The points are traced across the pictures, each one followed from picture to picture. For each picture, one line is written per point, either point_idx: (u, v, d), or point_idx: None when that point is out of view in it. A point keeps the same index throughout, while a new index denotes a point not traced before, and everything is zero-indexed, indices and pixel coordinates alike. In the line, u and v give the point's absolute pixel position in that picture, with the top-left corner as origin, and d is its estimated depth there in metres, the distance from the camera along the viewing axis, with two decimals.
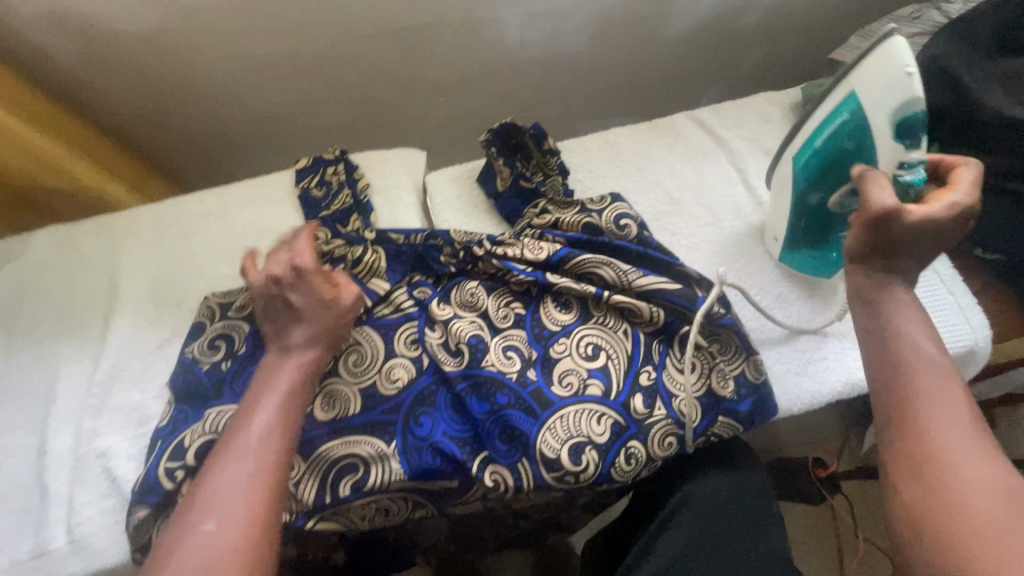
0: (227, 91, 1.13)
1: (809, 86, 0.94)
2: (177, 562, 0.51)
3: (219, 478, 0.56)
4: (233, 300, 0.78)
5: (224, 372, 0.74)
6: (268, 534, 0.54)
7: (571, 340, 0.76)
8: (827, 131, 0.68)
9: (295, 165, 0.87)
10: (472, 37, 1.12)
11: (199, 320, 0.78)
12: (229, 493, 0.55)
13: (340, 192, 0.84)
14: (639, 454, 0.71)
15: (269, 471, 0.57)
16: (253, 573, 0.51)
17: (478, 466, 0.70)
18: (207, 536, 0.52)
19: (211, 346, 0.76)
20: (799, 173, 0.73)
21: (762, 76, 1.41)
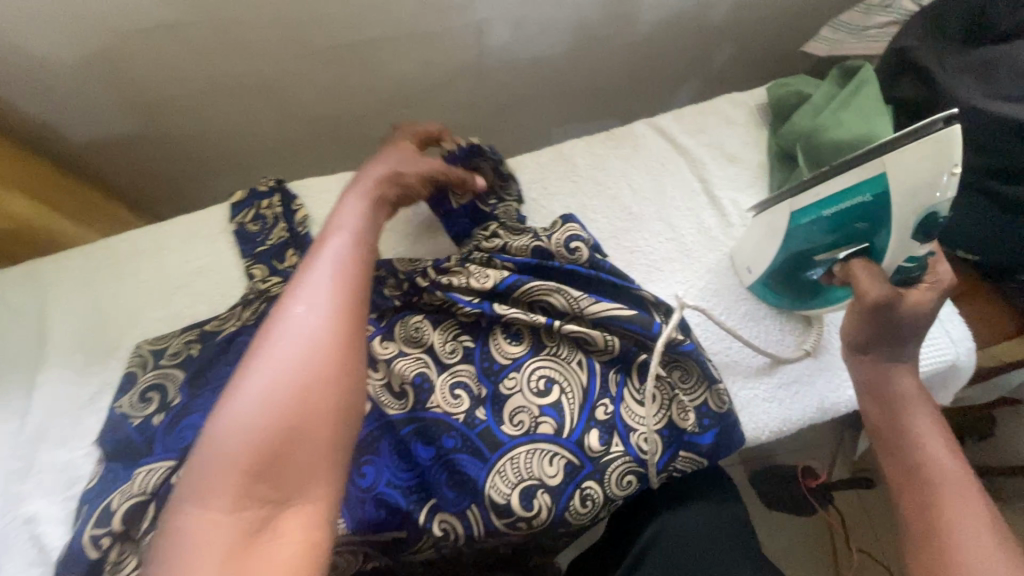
0: (171, 122, 1.07)
1: (776, 86, 0.88)
2: (265, 354, 0.51)
3: (301, 284, 0.56)
4: (166, 347, 0.74)
5: (155, 427, 0.69)
6: (355, 327, 0.55)
7: (522, 374, 0.70)
8: (842, 206, 0.58)
9: (230, 200, 0.83)
10: (424, 51, 1.06)
11: (132, 370, 0.74)
12: (314, 289, 0.55)
13: (276, 226, 0.80)
14: (595, 495, 0.66)
15: (352, 273, 0.58)
16: (348, 351, 0.53)
17: (425, 516, 0.66)
18: (301, 319, 0.53)
19: (142, 400, 0.71)
20: (794, 233, 0.64)
21: (738, 69, 1.34)
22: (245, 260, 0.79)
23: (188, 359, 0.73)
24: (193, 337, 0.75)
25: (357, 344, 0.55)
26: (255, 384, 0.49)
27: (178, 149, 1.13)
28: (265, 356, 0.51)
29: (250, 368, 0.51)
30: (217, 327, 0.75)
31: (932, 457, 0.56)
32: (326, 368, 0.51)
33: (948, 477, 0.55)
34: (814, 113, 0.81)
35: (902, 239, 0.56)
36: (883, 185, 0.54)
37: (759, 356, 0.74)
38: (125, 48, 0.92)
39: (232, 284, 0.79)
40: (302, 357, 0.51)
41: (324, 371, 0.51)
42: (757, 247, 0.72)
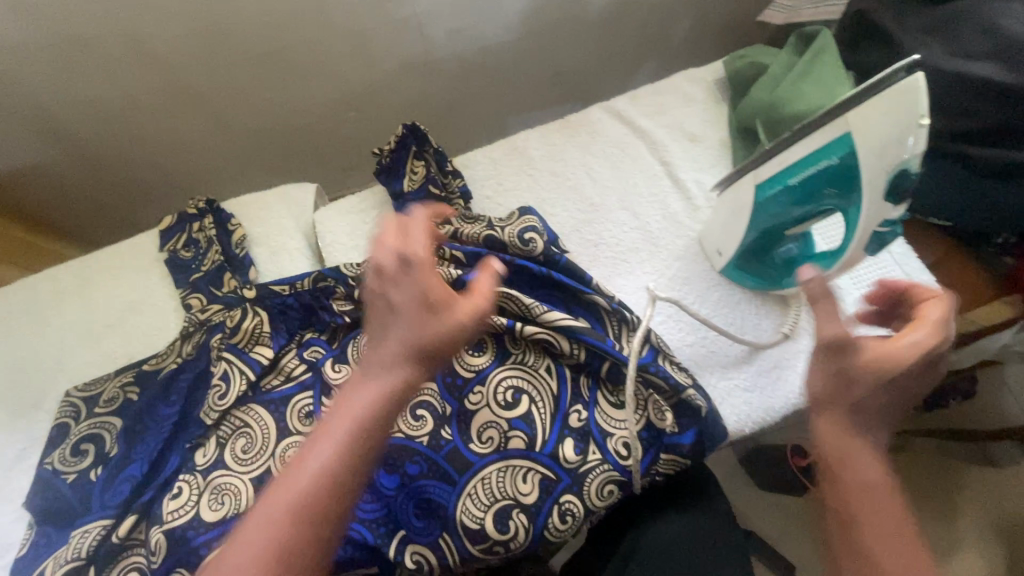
0: (98, 146, 0.99)
1: (733, 57, 0.84)
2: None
3: (255, 524, 0.43)
4: (99, 392, 0.68)
5: (91, 484, 0.63)
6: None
7: (487, 387, 0.66)
8: (806, 172, 0.54)
9: (159, 226, 0.76)
10: (364, 49, 1.00)
11: (62, 421, 0.67)
12: (248, 551, 0.42)
13: (210, 249, 0.73)
14: (575, 510, 0.61)
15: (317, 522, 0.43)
16: None
17: (395, 549, 0.61)
18: None
19: (75, 453, 0.64)
20: (762, 206, 0.60)
21: (698, 42, 1.30)
22: (180, 289, 0.73)
23: (125, 404, 0.67)
24: (129, 380, 0.68)
25: None
26: None
27: (111, 174, 1.05)
28: None
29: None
30: (156, 366, 0.69)
31: (869, 504, 0.50)
32: None
33: (885, 521, 0.49)
34: (773, 84, 0.77)
35: (875, 202, 0.52)
36: (848, 146, 0.50)
37: (735, 344, 0.71)
38: (30, 67, 0.85)
39: (169, 317, 0.73)
40: None
41: None
42: (726, 230, 0.68)
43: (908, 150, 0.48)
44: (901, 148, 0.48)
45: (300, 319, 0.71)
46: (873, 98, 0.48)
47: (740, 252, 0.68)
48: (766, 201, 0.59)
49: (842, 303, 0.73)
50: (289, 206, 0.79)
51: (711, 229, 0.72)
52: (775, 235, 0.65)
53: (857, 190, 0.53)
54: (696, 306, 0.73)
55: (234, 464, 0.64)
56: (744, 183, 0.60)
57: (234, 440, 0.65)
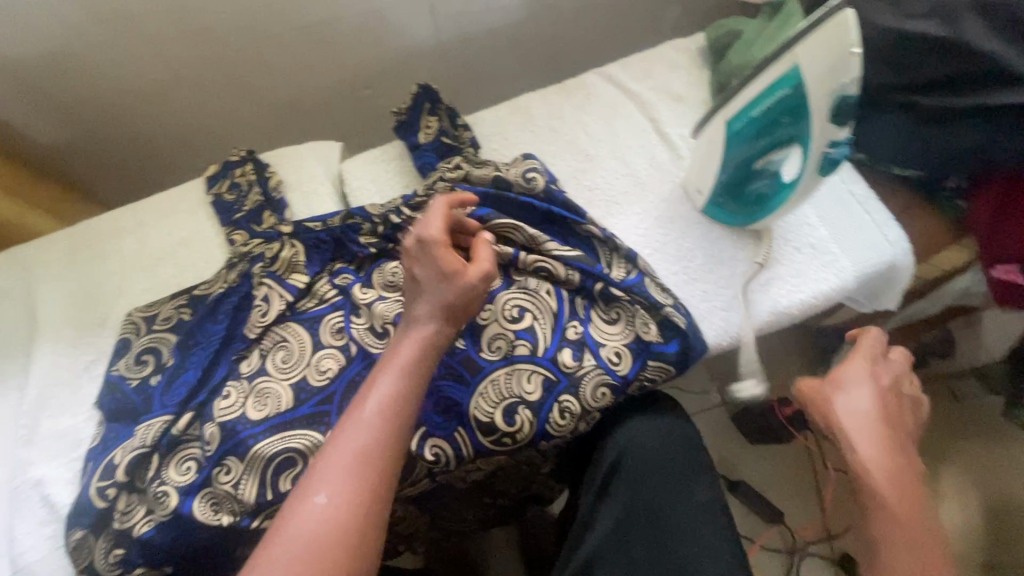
0: (142, 114, 1.10)
1: (713, 28, 0.94)
2: (281, 540, 0.50)
3: (332, 455, 0.53)
4: (158, 311, 0.77)
5: (153, 387, 0.72)
6: (373, 521, 0.52)
7: (496, 305, 0.74)
8: (764, 104, 0.64)
9: (205, 173, 0.86)
10: (382, 28, 1.10)
11: (125, 336, 0.76)
12: (334, 472, 0.52)
13: (251, 192, 0.83)
14: (572, 408, 0.70)
15: (382, 445, 0.55)
16: (359, 541, 0.50)
17: (416, 443, 0.70)
18: (322, 508, 0.51)
19: (138, 362, 0.74)
20: (732, 139, 0.70)
21: (687, 28, 1.40)
22: (224, 227, 0.83)
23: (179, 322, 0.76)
24: (182, 303, 0.77)
25: (374, 528, 0.52)
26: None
27: (151, 142, 1.16)
28: (279, 547, 0.49)
29: (268, 550, 0.49)
30: (204, 292, 0.78)
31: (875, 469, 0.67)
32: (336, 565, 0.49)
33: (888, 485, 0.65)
34: (747, 47, 0.87)
35: (823, 127, 0.61)
36: (796, 76, 0.60)
37: (713, 272, 0.80)
38: (86, 40, 0.95)
39: (214, 251, 0.82)
40: (311, 553, 0.49)
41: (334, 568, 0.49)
42: (707, 169, 0.78)
43: (844, 76, 0.57)
44: (839, 75, 0.57)
45: (331, 250, 0.80)
46: (815, 33, 0.57)
47: (718, 187, 0.78)
48: (734, 136, 0.69)
49: (810, 236, 0.82)
50: (319, 158, 0.89)
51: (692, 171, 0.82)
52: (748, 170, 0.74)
53: (807, 116, 0.62)
54: (680, 240, 0.82)
55: (276, 371, 0.72)
56: (716, 121, 0.71)
57: (275, 351, 0.74)
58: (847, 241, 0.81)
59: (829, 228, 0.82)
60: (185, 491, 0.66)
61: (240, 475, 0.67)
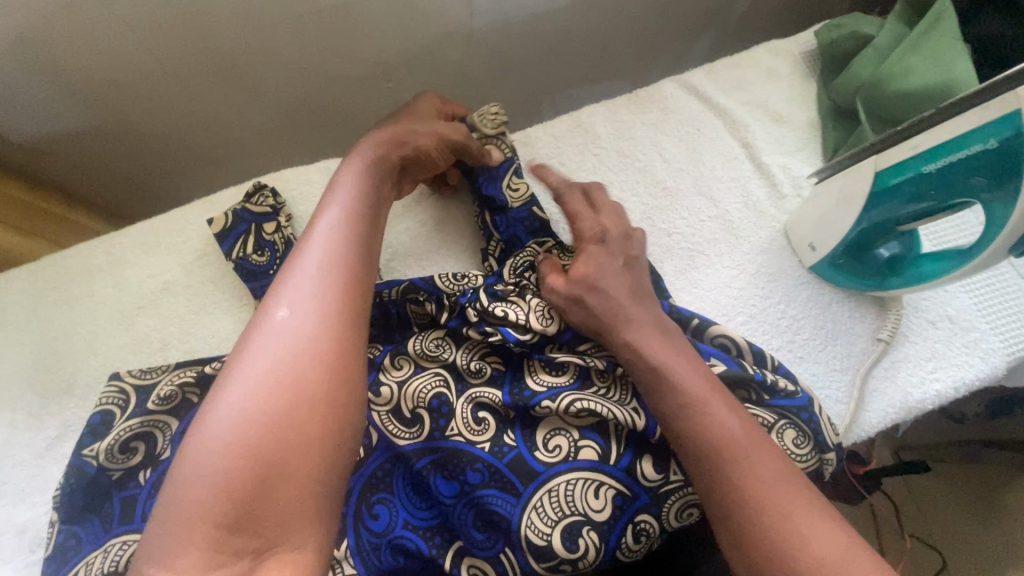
0: (128, 111, 0.93)
1: (827, 27, 0.75)
2: (245, 359, 0.42)
3: (287, 274, 0.46)
4: (153, 388, 0.60)
5: (138, 486, 0.57)
6: (350, 329, 0.45)
7: (557, 404, 0.59)
8: (947, 157, 0.50)
9: (212, 228, 0.67)
10: (410, 12, 0.92)
11: (108, 409, 0.60)
12: (295, 286, 0.45)
13: (289, 251, 0.66)
14: (650, 529, 0.56)
15: (346, 257, 0.48)
16: (338, 342, 0.43)
17: (451, 561, 0.56)
18: (283, 316, 0.43)
19: (123, 451, 0.58)
20: (881, 193, 0.55)
21: (760, 17, 1.19)
22: (260, 298, 0.65)
23: (185, 405, 0.60)
24: (189, 379, 0.60)
25: (353, 336, 0.45)
26: (228, 401, 0.40)
27: (140, 143, 1.00)
28: (240, 369, 0.41)
29: (226, 378, 0.41)
30: (221, 369, 0.60)
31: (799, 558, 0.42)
32: (316, 374, 0.42)
33: None
34: (876, 58, 0.69)
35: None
36: (1014, 126, 0.45)
37: (825, 349, 0.64)
38: (55, 25, 0.78)
39: (206, 300, 0.67)
40: (280, 364, 0.41)
41: (314, 376, 0.41)
42: (827, 225, 0.62)
43: None
44: None
45: None
46: None
47: (838, 246, 0.62)
48: (887, 191, 0.55)
49: (948, 306, 0.65)
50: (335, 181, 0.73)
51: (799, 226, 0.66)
52: (884, 228, 0.59)
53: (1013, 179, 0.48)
54: (778, 304, 0.66)
55: None
56: (863, 172, 0.56)
57: None
58: (999, 315, 0.64)
59: (971, 297, 0.65)
60: None
61: None
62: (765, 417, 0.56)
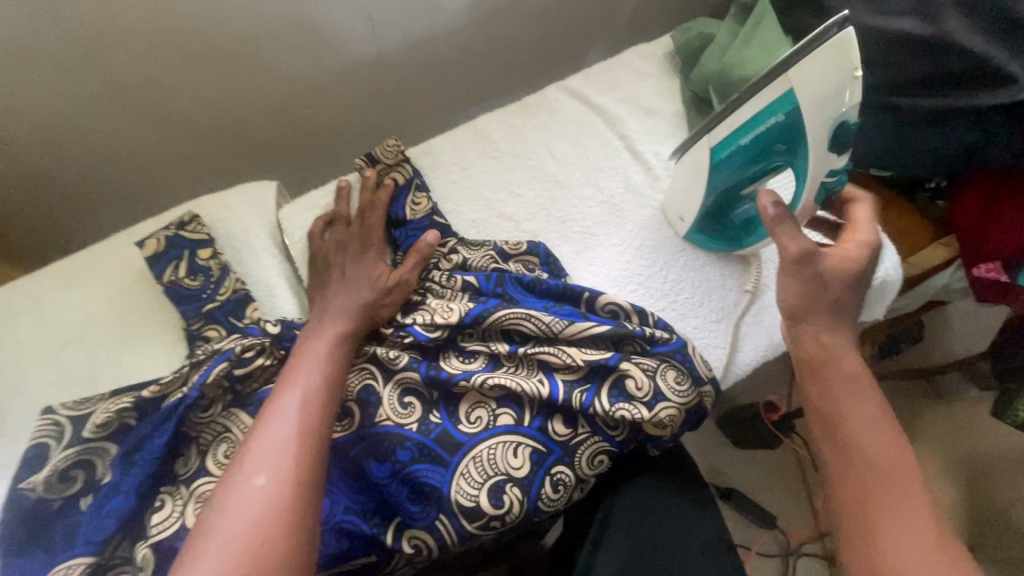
0: (36, 155, 0.94)
1: (681, 31, 0.87)
2: (220, 533, 0.50)
3: (258, 442, 0.55)
4: (89, 415, 0.62)
5: (81, 512, 0.59)
6: (312, 497, 0.53)
7: (472, 382, 0.66)
8: (754, 131, 0.59)
9: (143, 255, 0.69)
10: (313, 43, 0.98)
11: (42, 441, 0.61)
12: (270, 453, 0.54)
13: (225, 278, 0.70)
14: (566, 479, 0.64)
15: (311, 423, 0.57)
16: (301, 509, 0.52)
17: (393, 536, 0.62)
18: (257, 487, 0.52)
19: (63, 480, 0.60)
20: (716, 167, 0.65)
21: (645, 23, 1.32)
22: (190, 320, 0.68)
23: (122, 429, 0.63)
24: (126, 404, 0.63)
25: (312, 498, 0.53)
26: (209, 565, 0.48)
27: (53, 187, 1.00)
28: (219, 535, 0.49)
29: (206, 544, 0.49)
30: (158, 393, 0.63)
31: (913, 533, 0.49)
32: (279, 534, 0.50)
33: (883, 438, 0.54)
34: (719, 52, 0.81)
35: (823, 152, 0.59)
36: (792, 102, 0.56)
37: (702, 306, 0.74)
38: None
39: (133, 328, 0.70)
40: (252, 526, 0.50)
41: (276, 535, 0.50)
42: (690, 198, 0.71)
43: (847, 103, 0.55)
44: (839, 100, 0.55)
45: None
46: (816, 54, 0.54)
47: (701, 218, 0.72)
48: (721, 163, 0.64)
49: None
50: (253, 204, 0.78)
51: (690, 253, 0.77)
52: (729, 198, 0.70)
53: (803, 144, 0.59)
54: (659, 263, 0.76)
55: (218, 468, 0.62)
56: (698, 150, 0.65)
57: (217, 446, 0.64)
58: None
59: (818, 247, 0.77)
60: None
61: None
62: (648, 363, 0.67)
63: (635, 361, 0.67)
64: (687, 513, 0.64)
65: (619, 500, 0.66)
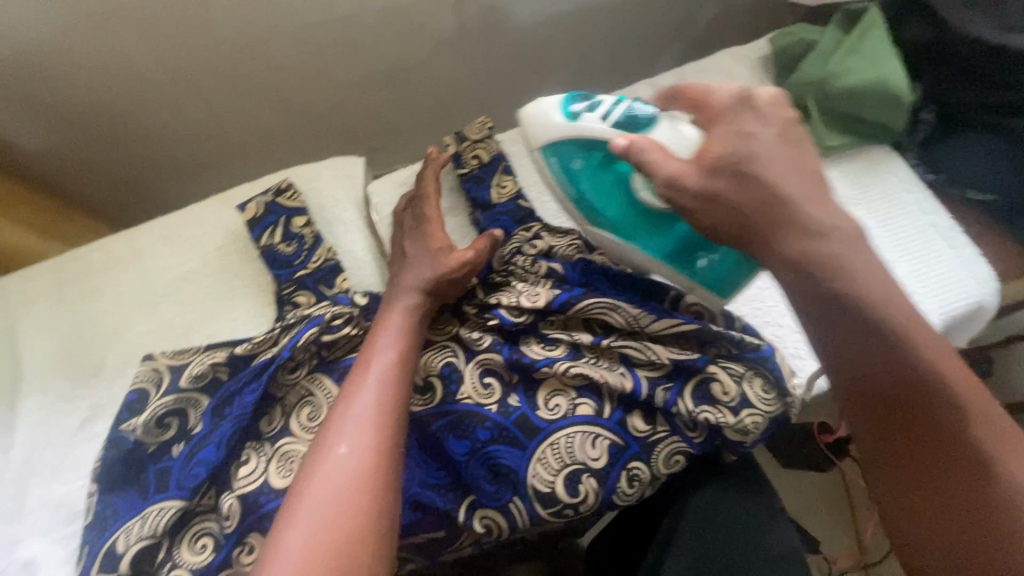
0: (132, 115, 0.98)
1: (779, 36, 0.85)
2: (311, 496, 0.51)
3: (342, 415, 0.56)
4: (186, 366, 0.64)
5: (172, 458, 0.62)
6: (394, 467, 0.54)
7: (555, 369, 0.66)
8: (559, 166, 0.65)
9: (246, 219, 0.73)
10: (403, 26, 0.99)
11: (143, 386, 0.64)
12: (353, 426, 0.55)
13: (319, 246, 0.71)
14: (642, 475, 0.63)
15: (390, 399, 0.58)
16: (385, 482, 0.53)
17: (465, 513, 0.63)
18: (342, 458, 0.53)
19: (159, 425, 0.62)
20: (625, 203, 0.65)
21: (723, 29, 1.30)
22: (283, 284, 0.70)
23: (215, 383, 0.65)
24: (220, 359, 0.65)
25: (393, 472, 0.54)
26: (299, 531, 0.49)
27: (143, 148, 1.04)
28: (308, 503, 0.51)
29: (296, 510, 0.50)
30: (250, 350, 0.65)
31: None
32: (365, 505, 0.51)
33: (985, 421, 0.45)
34: (821, 58, 0.79)
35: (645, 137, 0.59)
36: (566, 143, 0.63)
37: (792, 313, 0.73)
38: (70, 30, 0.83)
39: (226, 288, 0.72)
40: (338, 496, 0.51)
41: (362, 507, 0.50)
42: None
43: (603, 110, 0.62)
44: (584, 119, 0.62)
45: None
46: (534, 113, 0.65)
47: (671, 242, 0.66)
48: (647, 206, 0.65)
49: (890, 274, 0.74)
50: (344, 176, 0.80)
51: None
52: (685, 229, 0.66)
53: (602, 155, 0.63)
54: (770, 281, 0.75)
55: (301, 430, 0.64)
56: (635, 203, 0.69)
57: (300, 409, 0.65)
58: (935, 280, 0.73)
59: (910, 264, 0.74)
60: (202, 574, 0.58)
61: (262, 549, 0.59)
62: (732, 368, 0.66)
63: (720, 364, 0.67)
64: (756, 526, 0.61)
65: (686, 508, 0.65)
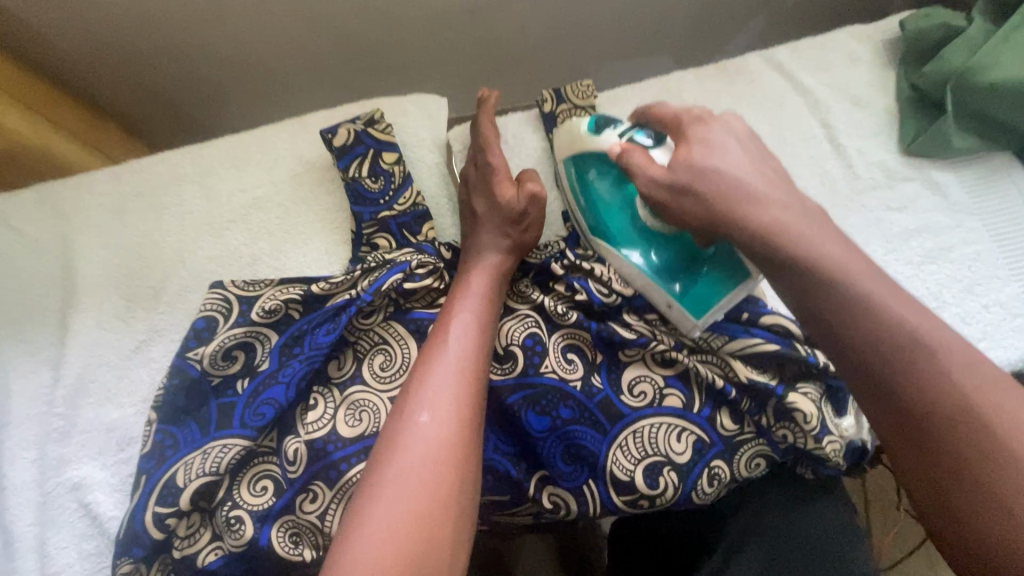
0: (187, 31, 0.88)
1: (916, 18, 0.77)
2: (392, 467, 0.46)
3: (424, 377, 0.52)
4: (259, 298, 0.60)
5: (236, 395, 0.58)
6: (477, 442, 0.49)
7: (645, 348, 0.62)
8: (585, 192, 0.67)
9: (332, 146, 0.67)
10: None
11: (211, 315, 0.60)
12: (436, 391, 0.50)
13: (408, 186, 0.66)
14: (723, 476, 0.59)
15: (474, 365, 0.53)
16: (471, 454, 0.48)
17: (534, 487, 0.60)
18: (425, 426, 0.48)
19: (226, 357, 0.58)
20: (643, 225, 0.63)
21: None
22: (365, 223, 0.65)
23: (287, 321, 0.60)
24: (295, 295, 0.60)
25: (477, 445, 0.49)
26: (383, 502, 0.44)
27: (198, 71, 0.95)
28: (390, 471, 0.46)
29: (378, 478, 0.46)
30: (328, 290, 0.60)
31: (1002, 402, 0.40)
32: (451, 477, 0.46)
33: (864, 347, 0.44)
34: (967, 48, 0.72)
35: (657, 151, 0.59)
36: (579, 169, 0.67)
37: None
38: None
39: (298, 220, 0.67)
40: (423, 466, 0.46)
41: (448, 480, 0.46)
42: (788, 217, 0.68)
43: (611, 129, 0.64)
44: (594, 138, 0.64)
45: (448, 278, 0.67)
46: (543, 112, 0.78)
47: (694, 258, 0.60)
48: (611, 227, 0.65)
49: (999, 293, 0.70)
50: (429, 115, 0.74)
51: (912, 280, 0.71)
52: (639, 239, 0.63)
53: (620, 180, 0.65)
54: None
55: (373, 381, 0.59)
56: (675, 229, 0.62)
57: (373, 356, 0.60)
58: None
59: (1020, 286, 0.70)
60: (261, 518, 0.55)
61: (328, 505, 0.56)
62: (814, 394, 0.60)
63: (799, 389, 0.61)
64: (842, 547, 0.56)
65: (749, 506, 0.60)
